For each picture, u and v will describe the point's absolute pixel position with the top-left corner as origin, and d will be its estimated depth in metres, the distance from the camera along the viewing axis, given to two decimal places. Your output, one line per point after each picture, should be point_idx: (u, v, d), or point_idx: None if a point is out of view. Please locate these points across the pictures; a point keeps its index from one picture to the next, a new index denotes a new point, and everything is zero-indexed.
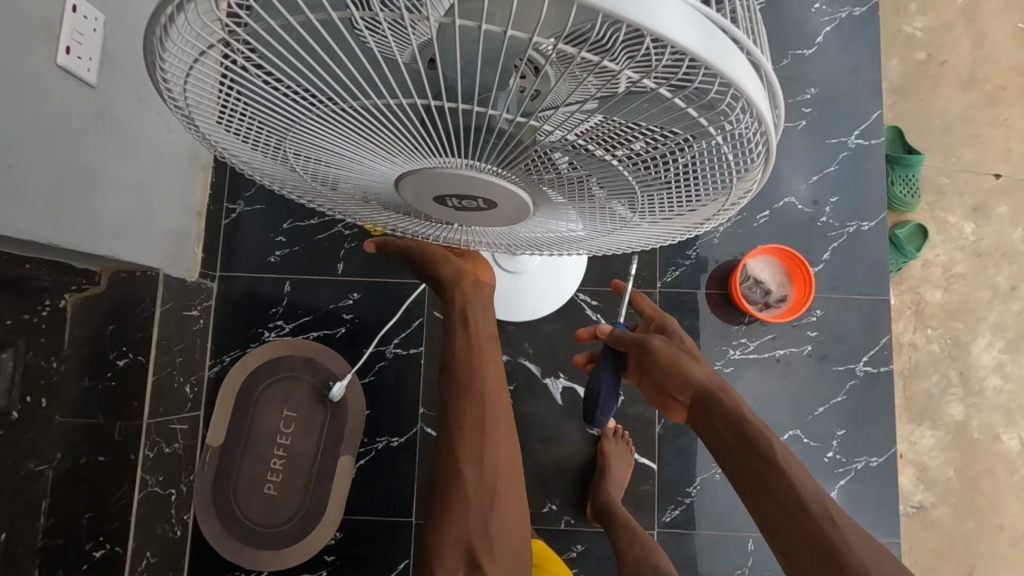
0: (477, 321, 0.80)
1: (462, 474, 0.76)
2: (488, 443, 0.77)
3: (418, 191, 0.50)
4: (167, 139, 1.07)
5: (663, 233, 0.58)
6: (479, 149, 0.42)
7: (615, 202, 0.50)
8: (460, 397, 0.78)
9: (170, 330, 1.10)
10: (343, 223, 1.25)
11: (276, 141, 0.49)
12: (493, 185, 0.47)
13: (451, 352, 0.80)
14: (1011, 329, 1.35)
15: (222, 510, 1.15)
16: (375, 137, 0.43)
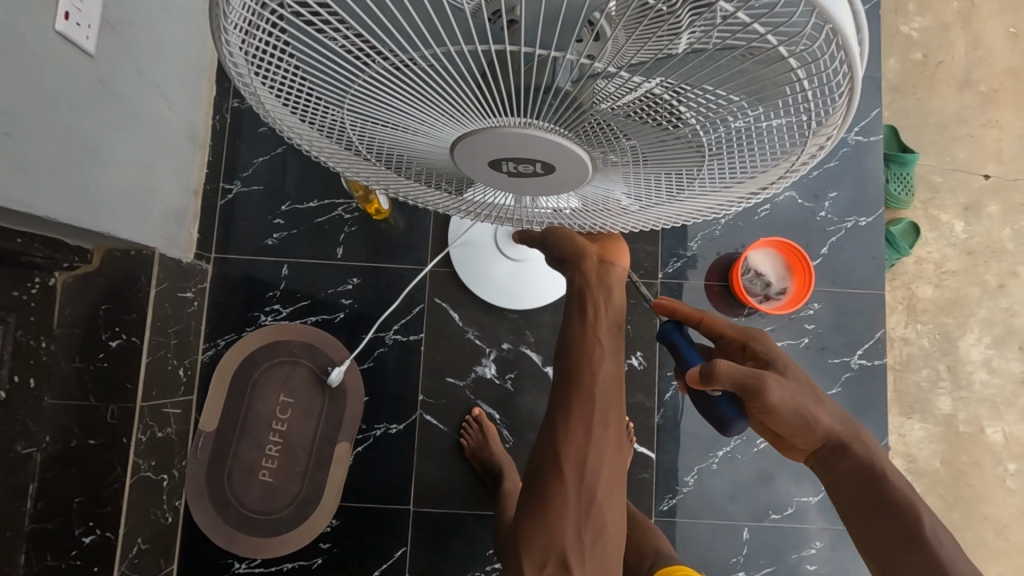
0: (599, 310, 0.71)
1: (562, 473, 0.71)
2: (593, 444, 0.71)
3: (473, 156, 0.49)
4: (165, 115, 1.04)
5: (715, 206, 0.57)
6: (547, 102, 0.40)
7: (679, 165, 0.48)
8: (569, 391, 0.72)
9: (165, 311, 1.07)
10: (343, 206, 1.23)
11: (330, 100, 0.46)
12: (556, 147, 0.45)
13: (567, 337, 0.72)
14: (999, 325, 1.38)
15: (216, 495, 1.14)
16: (436, 93, 0.41)
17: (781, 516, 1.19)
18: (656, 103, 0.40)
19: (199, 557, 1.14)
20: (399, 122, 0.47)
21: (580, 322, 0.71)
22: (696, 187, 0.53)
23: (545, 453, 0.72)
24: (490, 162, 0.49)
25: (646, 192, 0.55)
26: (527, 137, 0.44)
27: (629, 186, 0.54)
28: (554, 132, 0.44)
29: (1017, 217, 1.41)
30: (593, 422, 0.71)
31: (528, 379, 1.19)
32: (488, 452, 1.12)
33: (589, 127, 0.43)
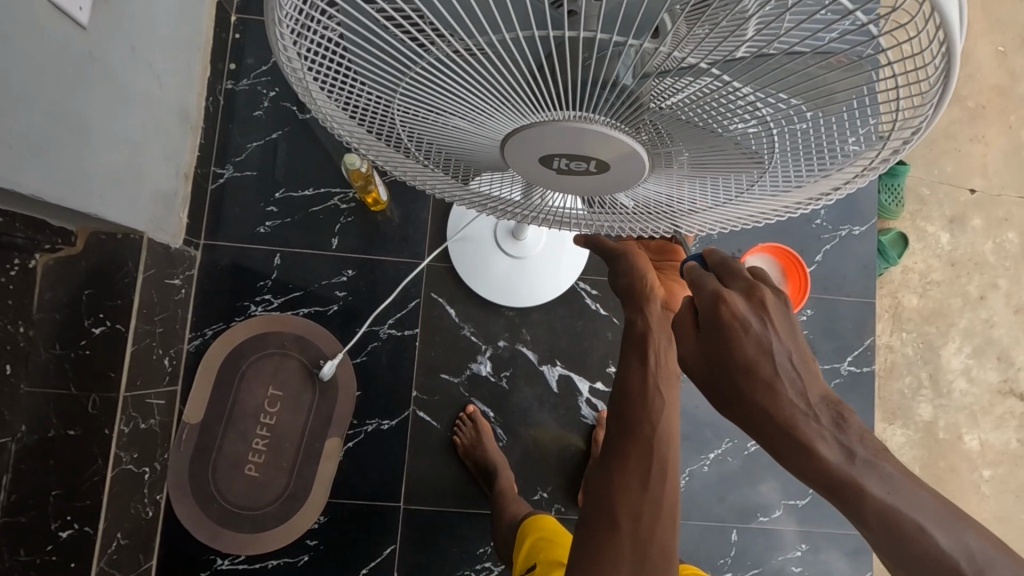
0: (659, 361, 0.76)
1: (614, 522, 0.70)
2: (648, 498, 0.71)
3: (525, 150, 0.48)
4: (157, 94, 1.00)
5: (763, 213, 0.57)
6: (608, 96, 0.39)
7: (743, 160, 0.47)
8: (625, 440, 0.75)
9: (152, 299, 1.03)
10: (339, 196, 1.20)
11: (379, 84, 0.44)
12: (614, 143, 0.44)
13: (625, 384, 0.77)
14: (979, 336, 1.42)
15: (199, 490, 1.11)
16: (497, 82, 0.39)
17: (769, 518, 1.20)
18: (730, 97, 0.39)
19: (180, 553, 1.10)
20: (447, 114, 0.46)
21: (641, 371, 0.76)
22: (753, 185, 0.52)
23: (598, 496, 0.72)
24: (541, 158, 0.48)
25: (700, 186, 0.55)
26: (589, 133, 0.43)
27: (685, 181, 0.54)
28: (617, 129, 0.44)
29: (1001, 231, 1.45)
30: (649, 474, 0.72)
31: (522, 377, 1.18)
32: (482, 450, 1.11)
33: (653, 119, 0.42)
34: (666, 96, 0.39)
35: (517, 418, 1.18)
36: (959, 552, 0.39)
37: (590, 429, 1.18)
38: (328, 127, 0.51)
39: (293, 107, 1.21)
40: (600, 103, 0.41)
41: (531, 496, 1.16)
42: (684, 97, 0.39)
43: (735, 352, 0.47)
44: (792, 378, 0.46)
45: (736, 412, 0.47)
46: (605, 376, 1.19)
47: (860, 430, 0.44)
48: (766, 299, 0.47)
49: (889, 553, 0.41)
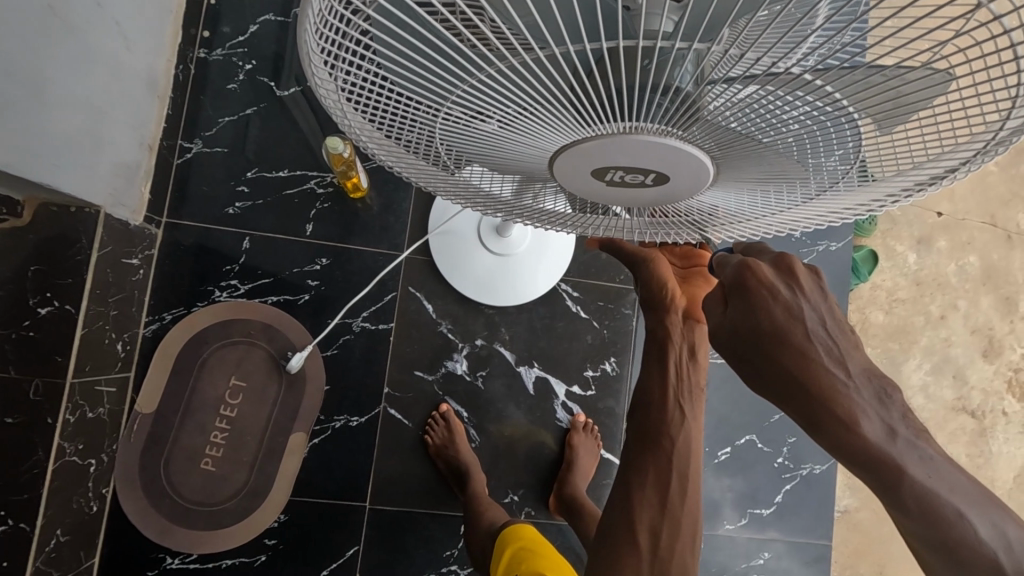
0: (682, 370, 0.78)
1: (634, 537, 0.70)
2: (667, 516, 0.72)
3: (577, 164, 0.45)
4: (122, 57, 0.93)
5: (835, 212, 0.52)
6: (653, 106, 0.37)
7: (792, 169, 0.46)
8: (645, 452, 0.75)
9: (106, 278, 0.97)
10: (316, 180, 1.14)
11: (410, 80, 0.40)
12: (686, 158, 0.42)
13: (646, 394, 0.77)
14: (938, 354, 1.47)
15: (149, 484, 1.04)
16: (546, 87, 0.37)
17: (734, 526, 1.22)
18: (791, 105, 0.37)
19: (126, 550, 1.04)
20: (492, 119, 0.41)
21: (661, 379, 0.77)
22: (827, 188, 0.48)
23: (615, 511, 0.72)
24: (594, 171, 0.46)
25: (753, 190, 0.52)
26: (662, 148, 0.41)
27: (734, 187, 0.51)
28: (690, 142, 0.42)
29: (963, 254, 1.50)
30: (668, 490, 0.73)
31: (498, 377, 1.15)
32: (455, 451, 1.08)
33: (702, 128, 0.40)
34: (722, 101, 0.37)
35: (491, 418, 1.15)
36: (992, 540, 0.40)
37: (564, 432, 1.16)
38: (346, 131, 0.48)
39: (269, 82, 1.14)
40: (653, 112, 0.38)
41: (501, 498, 1.14)
42: (741, 100, 0.37)
43: (765, 318, 0.45)
44: (826, 343, 0.44)
45: (771, 385, 0.45)
46: (582, 379, 1.18)
47: (904, 406, 0.44)
48: (797, 267, 0.46)
49: (925, 538, 0.41)
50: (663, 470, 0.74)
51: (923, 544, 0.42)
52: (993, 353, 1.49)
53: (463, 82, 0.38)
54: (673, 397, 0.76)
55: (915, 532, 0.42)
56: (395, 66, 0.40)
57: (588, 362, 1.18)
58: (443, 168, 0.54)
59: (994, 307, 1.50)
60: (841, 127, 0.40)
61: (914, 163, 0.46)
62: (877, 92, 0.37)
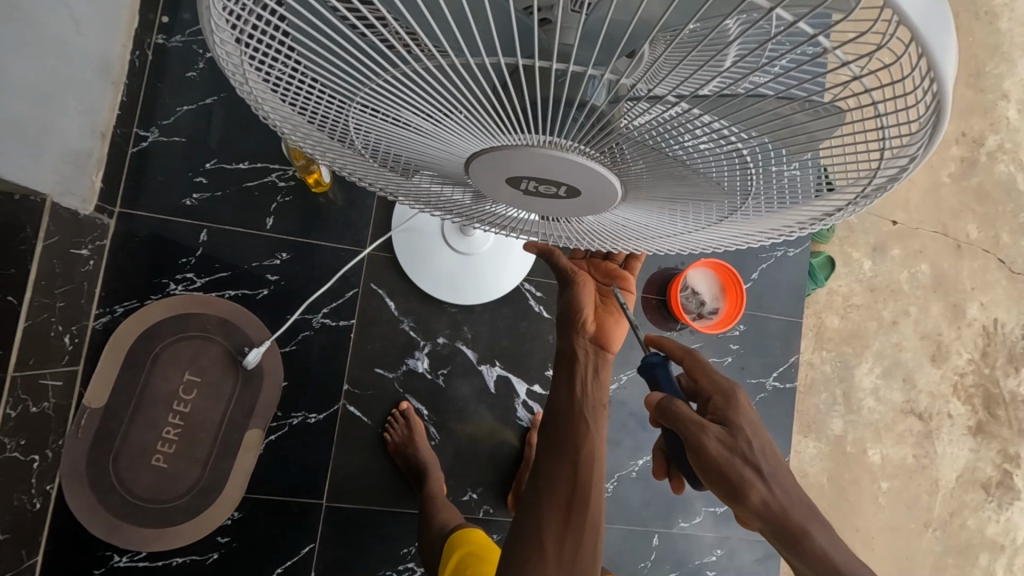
0: (586, 388, 0.83)
1: (542, 543, 0.77)
2: (570, 521, 0.78)
3: (493, 169, 0.45)
4: (72, 41, 0.90)
5: (749, 234, 0.54)
6: (568, 120, 0.38)
7: (710, 190, 0.47)
8: (556, 455, 0.81)
9: (52, 269, 0.93)
10: (278, 173, 1.12)
11: (327, 80, 0.40)
12: (590, 174, 0.43)
13: (553, 402, 0.84)
14: (888, 358, 1.52)
15: (97, 482, 1.02)
16: (458, 92, 0.36)
17: (689, 524, 1.24)
18: (698, 128, 0.38)
19: (71, 548, 1.01)
20: (408, 118, 0.41)
21: (569, 393, 0.83)
22: (742, 209, 0.50)
23: (527, 528, 0.78)
24: (508, 178, 0.46)
25: (667, 210, 0.53)
26: (564, 161, 0.42)
27: (659, 207, 0.52)
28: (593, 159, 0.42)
29: (916, 262, 1.55)
30: (575, 492, 0.79)
31: (460, 375, 1.15)
32: (413, 450, 1.07)
33: (619, 146, 0.40)
34: (636, 122, 0.37)
35: (451, 416, 1.15)
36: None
37: (525, 430, 1.17)
38: (256, 108, 0.46)
39: None
40: (569, 125, 0.38)
41: (459, 496, 1.14)
42: (652, 122, 0.37)
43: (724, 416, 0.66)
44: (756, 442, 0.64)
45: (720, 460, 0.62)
46: (543, 379, 1.18)
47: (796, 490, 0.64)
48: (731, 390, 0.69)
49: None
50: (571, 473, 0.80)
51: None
52: (940, 358, 1.55)
53: (377, 80, 0.38)
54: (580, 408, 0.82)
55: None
56: (313, 61, 0.39)
57: (550, 361, 1.18)
58: (373, 165, 0.54)
59: (943, 313, 1.56)
60: (751, 154, 0.41)
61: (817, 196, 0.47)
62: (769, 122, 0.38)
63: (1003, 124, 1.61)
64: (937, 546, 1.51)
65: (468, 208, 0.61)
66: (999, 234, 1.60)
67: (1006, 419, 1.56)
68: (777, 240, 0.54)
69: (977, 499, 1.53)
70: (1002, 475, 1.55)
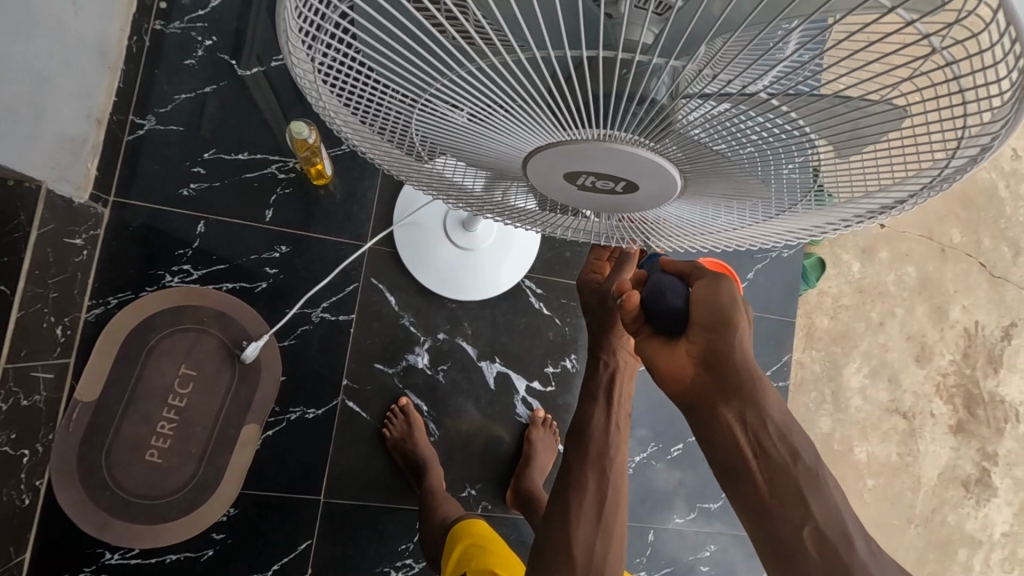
0: (619, 400, 0.90)
1: (572, 546, 0.80)
2: (602, 524, 0.82)
3: (550, 167, 0.46)
4: (69, 24, 0.88)
5: (795, 230, 0.55)
6: (627, 116, 0.38)
7: (757, 186, 0.48)
8: (585, 463, 0.86)
9: (46, 258, 0.91)
10: (277, 164, 1.10)
11: (388, 75, 0.41)
12: (656, 168, 0.43)
13: (585, 418, 0.90)
14: (875, 358, 1.56)
15: (89, 477, 1.00)
16: (522, 91, 0.37)
17: (683, 520, 1.26)
18: (756, 123, 0.38)
19: (61, 545, 0.98)
20: (475, 115, 0.41)
21: (604, 413, 0.89)
22: (786, 206, 0.50)
23: (557, 536, 0.81)
24: (566, 174, 0.47)
25: (711, 204, 0.54)
26: (635, 157, 0.42)
27: (702, 200, 0.53)
28: (660, 154, 0.43)
29: (902, 265, 1.59)
30: (604, 502, 0.83)
31: (460, 372, 1.15)
32: (413, 445, 1.07)
33: (674, 143, 0.41)
34: (696, 117, 0.38)
35: (451, 411, 1.15)
36: (858, 539, 0.55)
37: (523, 427, 1.17)
38: (310, 100, 0.45)
39: (229, 60, 1.10)
40: (628, 120, 0.39)
41: (458, 492, 1.14)
42: (712, 118, 0.37)
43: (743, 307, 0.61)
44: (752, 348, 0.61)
45: (721, 341, 0.58)
46: (542, 375, 1.19)
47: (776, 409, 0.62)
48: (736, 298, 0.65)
49: (791, 492, 0.57)
50: (601, 477, 0.85)
51: (777, 502, 0.57)
52: (925, 358, 1.59)
53: (442, 73, 0.38)
54: (612, 420, 0.89)
55: (777, 491, 0.57)
56: (375, 53, 0.39)
57: (550, 358, 1.19)
58: (409, 160, 0.54)
59: (927, 315, 1.60)
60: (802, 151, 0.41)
61: (884, 185, 0.47)
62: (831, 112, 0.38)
63: None
64: (918, 541, 1.55)
65: (489, 202, 0.61)
66: (982, 240, 1.64)
67: (985, 418, 1.61)
68: (808, 238, 0.56)
69: (957, 496, 1.58)
70: (980, 472, 1.60)
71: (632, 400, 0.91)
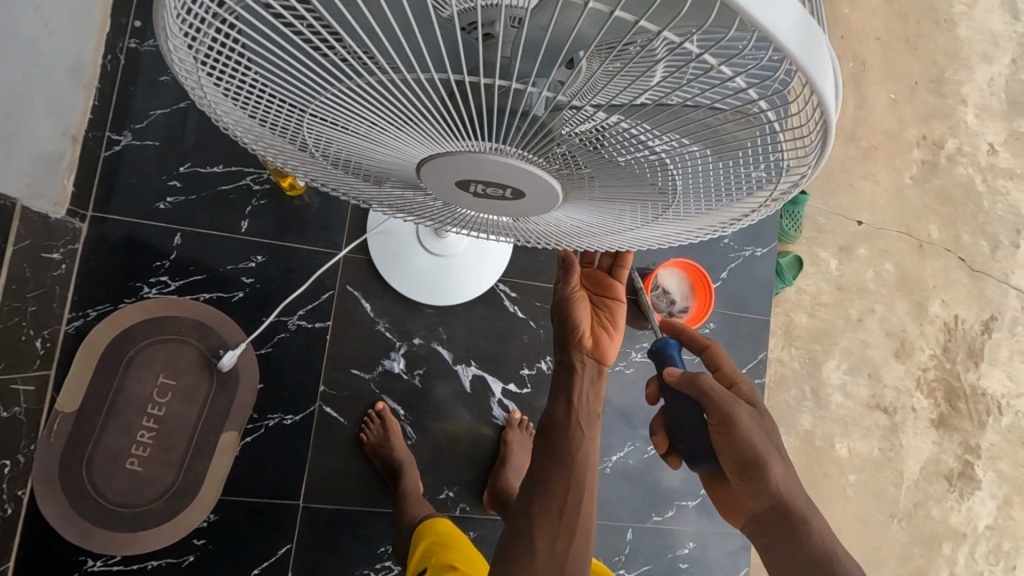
0: (582, 395, 0.90)
1: (534, 540, 0.81)
2: (564, 520, 0.83)
3: (441, 173, 0.49)
4: (41, 44, 0.90)
5: (683, 234, 0.58)
6: (509, 127, 0.41)
7: (636, 195, 0.51)
8: (551, 460, 0.87)
9: (24, 272, 0.93)
10: (252, 176, 1.13)
11: (278, 91, 0.44)
12: (536, 179, 0.47)
13: (550, 416, 0.91)
14: (855, 355, 1.57)
15: (71, 487, 1.02)
16: (397, 103, 0.40)
17: (661, 518, 1.27)
18: (621, 136, 0.41)
19: (43, 554, 1.00)
20: (364, 119, 0.44)
21: (564, 408, 0.90)
22: (664, 212, 0.54)
23: (520, 527, 0.83)
24: (458, 181, 0.50)
25: (602, 213, 0.57)
26: (502, 163, 0.45)
27: (594, 210, 0.56)
28: (531, 162, 0.46)
29: (881, 261, 1.61)
30: (568, 495, 0.85)
31: (437, 376, 1.17)
32: (389, 450, 1.08)
33: (557, 154, 0.44)
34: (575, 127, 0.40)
35: (429, 414, 1.17)
36: None
37: (500, 429, 1.19)
38: (208, 112, 0.48)
39: None
40: (512, 132, 0.42)
41: (436, 495, 1.15)
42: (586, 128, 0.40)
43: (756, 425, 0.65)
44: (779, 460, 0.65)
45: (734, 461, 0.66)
46: (518, 378, 1.20)
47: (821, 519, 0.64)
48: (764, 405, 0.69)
49: None
50: (566, 475, 0.86)
51: None
52: (905, 353, 1.60)
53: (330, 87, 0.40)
54: (576, 417, 0.90)
55: None
56: (267, 71, 0.42)
57: (525, 360, 1.21)
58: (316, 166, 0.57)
59: (907, 310, 1.61)
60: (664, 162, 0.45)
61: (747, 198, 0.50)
62: (681, 130, 0.41)
63: (960, 128, 1.70)
64: (902, 536, 1.55)
65: (400, 205, 0.64)
66: (960, 234, 1.66)
67: (967, 411, 1.62)
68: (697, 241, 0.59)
69: (940, 490, 1.58)
70: (963, 465, 1.60)
71: (599, 400, 0.91)
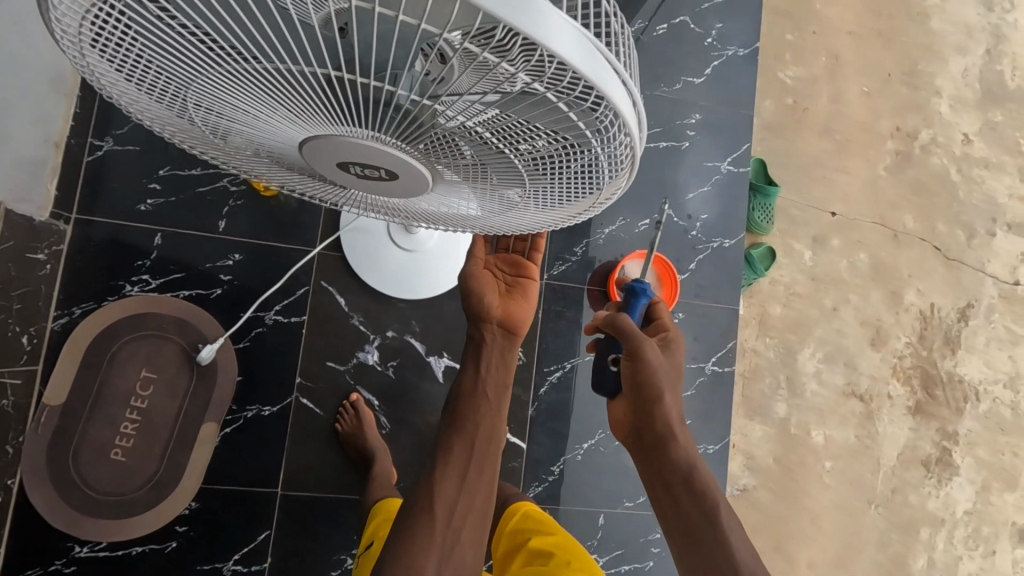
0: (489, 366, 0.94)
1: (432, 507, 0.84)
2: (462, 492, 0.86)
3: (321, 154, 0.56)
4: (20, 56, 0.95)
5: (543, 221, 0.66)
6: (384, 116, 0.47)
7: (492, 181, 0.58)
8: (456, 431, 0.91)
9: (8, 272, 0.98)
10: (229, 177, 1.18)
11: (173, 82, 0.49)
12: (408, 163, 0.54)
13: (457, 386, 0.94)
14: (831, 344, 1.60)
15: (58, 476, 1.06)
16: (276, 90, 0.46)
17: (633, 504, 1.30)
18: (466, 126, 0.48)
19: (31, 541, 1.05)
20: (248, 104, 0.49)
21: (473, 378, 0.94)
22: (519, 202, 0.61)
23: (420, 496, 0.85)
24: (339, 162, 0.56)
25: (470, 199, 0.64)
26: (369, 147, 0.52)
27: (463, 194, 0.63)
28: (399, 146, 0.52)
29: (855, 251, 1.63)
30: (468, 466, 0.88)
31: (409, 367, 1.21)
32: (362, 439, 1.12)
33: (431, 140, 0.51)
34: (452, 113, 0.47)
35: (403, 404, 1.21)
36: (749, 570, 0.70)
37: None
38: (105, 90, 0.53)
39: None
40: (387, 119, 0.48)
41: (409, 482, 1.19)
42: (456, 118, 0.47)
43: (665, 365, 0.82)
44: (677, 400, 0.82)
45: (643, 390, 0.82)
46: None
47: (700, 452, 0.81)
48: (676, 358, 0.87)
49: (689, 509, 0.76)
50: (467, 446, 0.90)
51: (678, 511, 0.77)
52: (881, 342, 1.62)
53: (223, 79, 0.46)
54: (484, 390, 0.94)
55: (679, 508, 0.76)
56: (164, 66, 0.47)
57: None
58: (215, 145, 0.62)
59: (882, 300, 1.63)
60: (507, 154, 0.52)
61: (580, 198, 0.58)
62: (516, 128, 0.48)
63: (935, 119, 1.72)
64: (881, 522, 1.57)
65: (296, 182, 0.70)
66: (935, 224, 1.68)
67: (945, 398, 1.64)
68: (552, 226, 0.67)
69: (918, 476, 1.60)
70: (941, 451, 1.62)
71: (506, 372, 0.95)
